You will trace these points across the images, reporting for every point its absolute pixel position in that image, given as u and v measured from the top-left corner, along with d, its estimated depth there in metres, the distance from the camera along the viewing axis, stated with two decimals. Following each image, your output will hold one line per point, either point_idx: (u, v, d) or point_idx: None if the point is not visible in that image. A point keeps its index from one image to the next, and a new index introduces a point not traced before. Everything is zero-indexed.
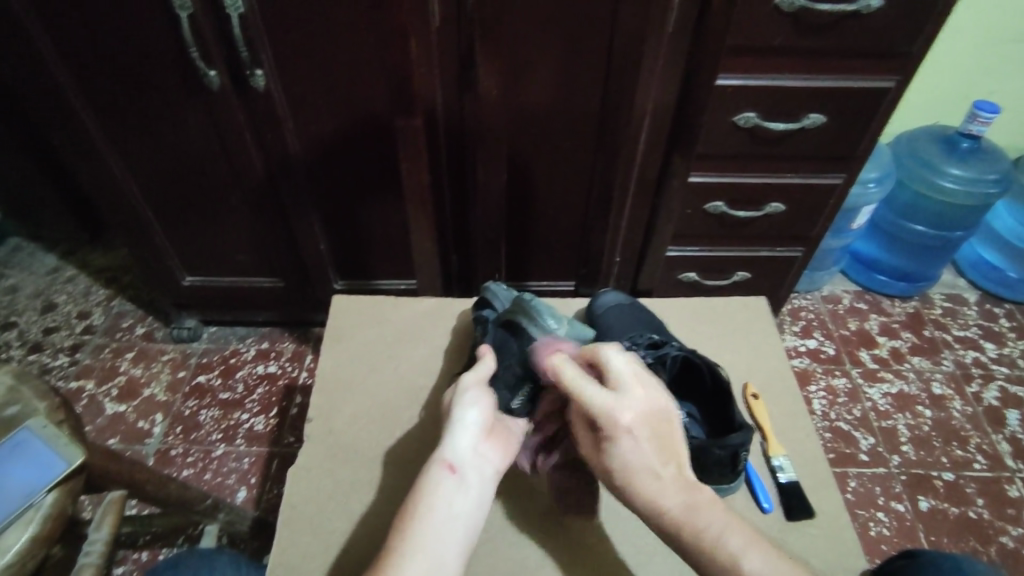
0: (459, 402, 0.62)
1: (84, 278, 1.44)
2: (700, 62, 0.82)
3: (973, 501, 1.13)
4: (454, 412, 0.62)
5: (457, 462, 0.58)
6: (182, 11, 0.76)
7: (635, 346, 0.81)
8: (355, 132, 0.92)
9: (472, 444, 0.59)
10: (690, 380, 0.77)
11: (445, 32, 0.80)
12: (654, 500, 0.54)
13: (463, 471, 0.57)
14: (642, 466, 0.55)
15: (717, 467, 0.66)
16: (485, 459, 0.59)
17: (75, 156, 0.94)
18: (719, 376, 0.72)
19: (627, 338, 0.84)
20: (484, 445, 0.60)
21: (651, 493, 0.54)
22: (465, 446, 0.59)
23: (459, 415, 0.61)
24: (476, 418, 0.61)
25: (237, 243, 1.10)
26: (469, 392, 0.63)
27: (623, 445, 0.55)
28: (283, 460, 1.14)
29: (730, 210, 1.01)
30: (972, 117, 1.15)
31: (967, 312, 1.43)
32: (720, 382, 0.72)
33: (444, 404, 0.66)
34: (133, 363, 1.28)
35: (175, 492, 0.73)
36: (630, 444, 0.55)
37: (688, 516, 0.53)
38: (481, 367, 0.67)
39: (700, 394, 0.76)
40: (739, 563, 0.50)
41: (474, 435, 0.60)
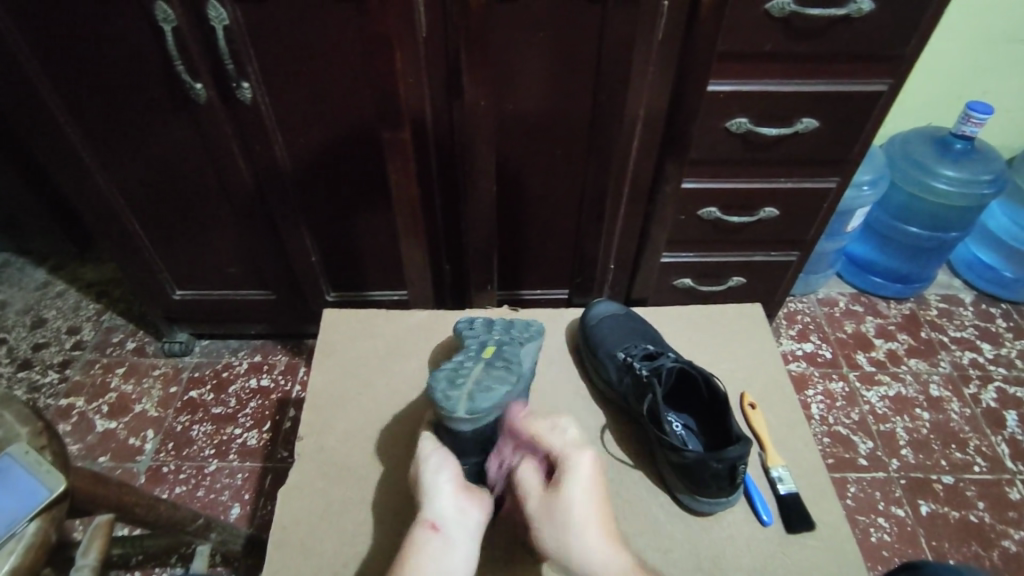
0: (427, 469, 0.63)
1: (74, 293, 1.42)
2: (691, 68, 0.81)
3: (973, 504, 1.12)
4: (423, 479, 0.62)
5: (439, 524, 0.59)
6: (166, 24, 0.75)
7: (630, 357, 0.80)
8: (345, 143, 0.91)
9: (450, 504, 0.60)
10: (687, 391, 0.76)
11: (433, 41, 0.79)
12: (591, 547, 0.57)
13: (447, 532, 0.59)
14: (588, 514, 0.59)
15: (715, 481, 0.65)
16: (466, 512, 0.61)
17: (61, 171, 0.93)
18: (716, 387, 0.71)
19: (622, 348, 0.83)
20: (462, 500, 0.61)
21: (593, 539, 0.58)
22: (444, 506, 0.60)
23: (430, 479, 0.62)
24: (448, 477, 0.62)
25: (228, 255, 1.09)
26: (431, 458, 0.64)
27: (576, 493, 0.60)
28: (277, 475, 1.13)
29: (724, 216, 1.00)
30: (964, 118, 1.15)
31: (964, 313, 1.43)
32: (716, 394, 0.71)
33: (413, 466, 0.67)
34: (124, 378, 1.27)
35: (166, 514, 0.71)
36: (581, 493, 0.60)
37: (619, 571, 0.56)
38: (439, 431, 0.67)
39: (696, 405, 0.75)
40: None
41: (451, 494, 0.61)
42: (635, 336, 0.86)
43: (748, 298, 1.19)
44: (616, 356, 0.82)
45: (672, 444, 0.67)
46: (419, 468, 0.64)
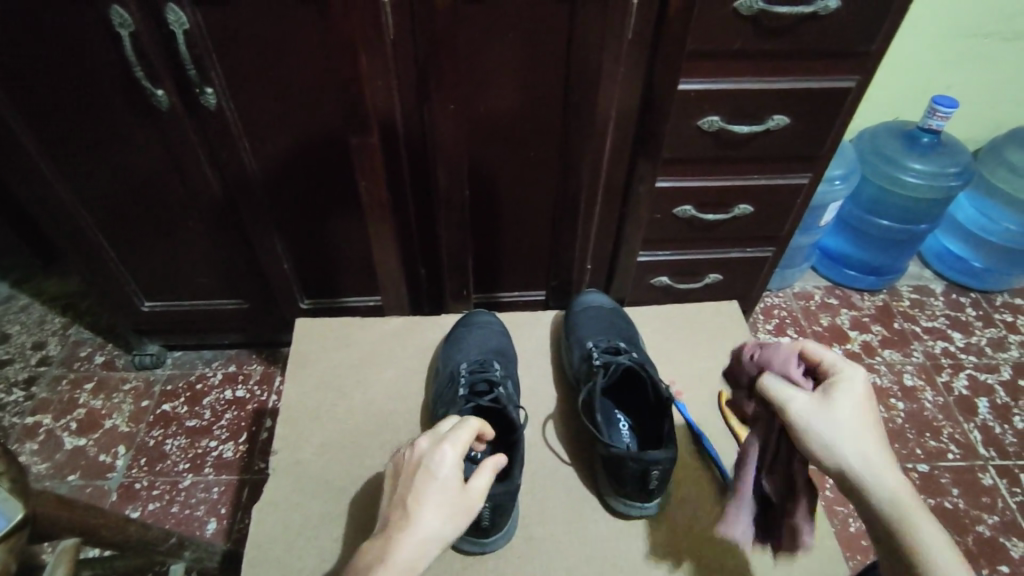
0: (429, 463, 0.54)
1: (39, 307, 1.38)
2: (662, 68, 0.81)
3: (948, 491, 1.14)
4: (419, 477, 0.53)
5: (429, 521, 0.50)
6: (123, 29, 0.73)
7: (594, 348, 0.81)
8: (314, 148, 0.89)
9: (432, 511, 0.51)
10: (638, 391, 0.77)
11: (401, 43, 0.77)
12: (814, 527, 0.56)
13: (434, 515, 0.50)
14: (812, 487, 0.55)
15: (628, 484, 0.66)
16: (448, 521, 0.50)
17: (16, 180, 0.89)
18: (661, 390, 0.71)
19: (591, 340, 0.84)
20: (452, 502, 0.51)
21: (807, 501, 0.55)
22: (429, 506, 0.51)
23: (429, 476, 0.53)
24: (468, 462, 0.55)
25: (198, 265, 1.07)
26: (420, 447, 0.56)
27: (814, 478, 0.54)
28: (254, 488, 1.11)
29: (699, 214, 1.01)
30: (930, 112, 1.16)
31: (934, 303, 1.46)
32: (660, 398, 0.72)
33: (437, 429, 0.59)
34: (93, 394, 1.23)
35: (136, 535, 0.69)
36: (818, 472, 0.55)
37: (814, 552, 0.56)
38: (454, 433, 0.56)
39: (644, 408, 0.76)
40: None
41: (448, 502, 0.51)
42: (611, 333, 0.85)
43: (724, 294, 1.20)
44: (583, 345, 0.83)
45: (598, 438, 0.69)
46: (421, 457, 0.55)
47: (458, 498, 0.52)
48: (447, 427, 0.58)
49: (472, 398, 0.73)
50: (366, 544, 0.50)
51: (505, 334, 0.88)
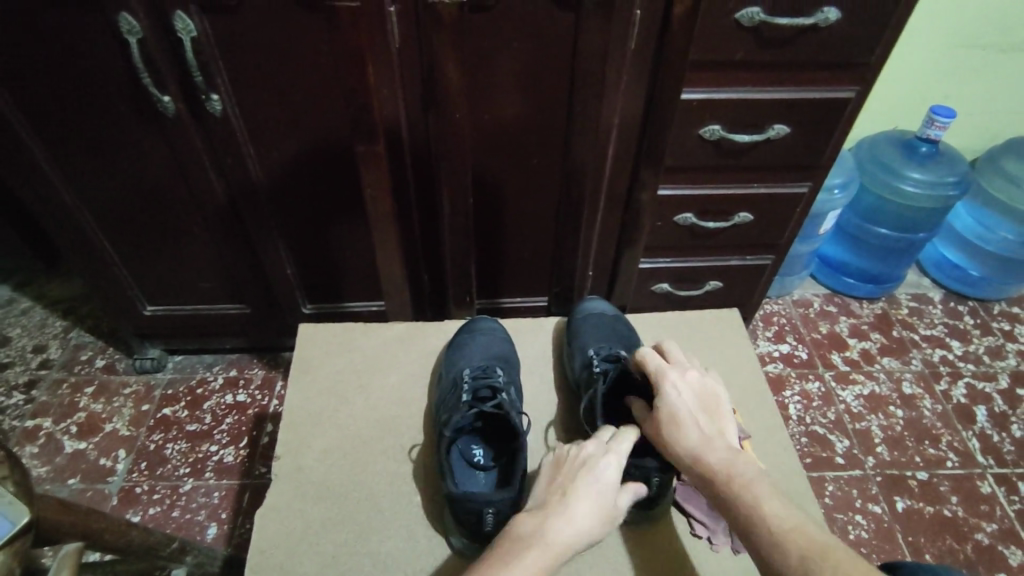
0: (586, 471, 0.61)
1: (40, 310, 1.38)
2: (664, 77, 0.82)
3: (946, 499, 1.14)
4: (577, 480, 0.61)
5: (575, 518, 0.57)
6: (131, 36, 0.73)
7: (596, 356, 0.82)
8: (318, 154, 0.90)
9: (585, 514, 0.58)
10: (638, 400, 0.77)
11: (406, 52, 0.78)
12: (763, 502, 0.55)
13: (580, 520, 0.57)
14: (725, 466, 0.58)
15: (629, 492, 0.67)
16: (590, 526, 0.58)
17: (20, 184, 0.90)
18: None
19: (594, 348, 0.84)
20: (598, 511, 0.59)
21: (735, 481, 0.57)
22: (580, 508, 0.58)
23: (584, 482, 0.60)
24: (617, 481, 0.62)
25: (201, 269, 1.07)
26: (594, 451, 0.63)
27: (715, 457, 0.59)
28: (255, 493, 1.11)
29: (700, 222, 1.02)
30: (928, 122, 1.17)
31: (933, 311, 1.46)
32: None
33: (592, 440, 0.65)
34: (94, 398, 1.23)
35: (138, 539, 0.69)
36: (718, 447, 0.60)
37: (795, 529, 0.52)
38: (622, 444, 0.64)
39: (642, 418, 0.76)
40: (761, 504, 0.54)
41: (597, 511, 0.58)
42: (614, 342, 0.86)
43: (724, 301, 1.21)
44: (585, 352, 0.83)
45: None
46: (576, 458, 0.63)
47: (605, 500, 0.59)
48: (605, 437, 0.66)
49: (475, 403, 0.73)
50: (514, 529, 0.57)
51: (508, 340, 0.89)
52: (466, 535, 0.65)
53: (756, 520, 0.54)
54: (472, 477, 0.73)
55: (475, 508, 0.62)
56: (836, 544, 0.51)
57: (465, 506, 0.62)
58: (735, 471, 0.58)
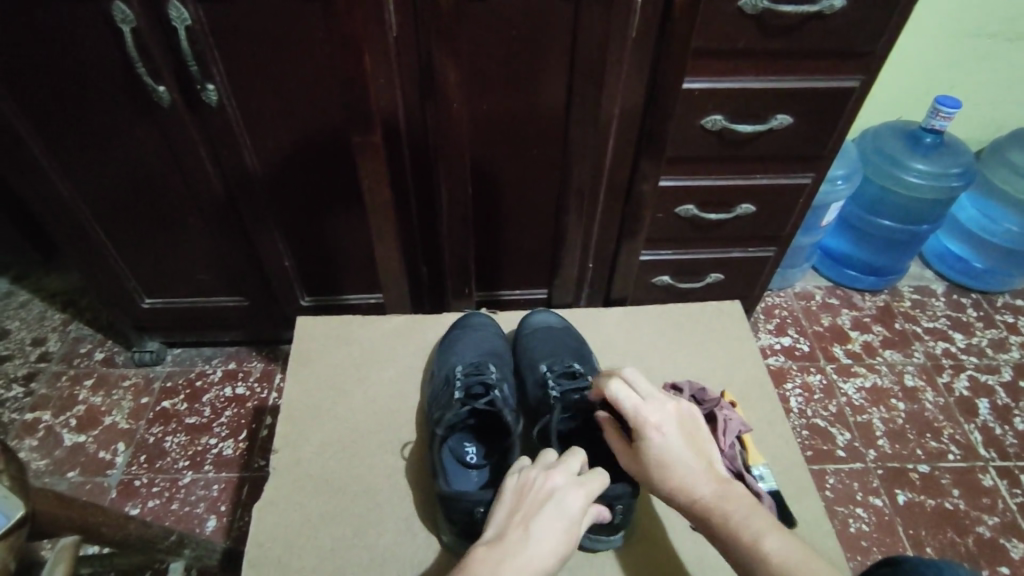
0: (554, 497, 0.56)
1: (39, 303, 1.38)
2: (666, 67, 0.81)
3: (948, 492, 1.14)
4: (544, 505, 0.55)
5: (544, 538, 0.53)
6: (125, 25, 0.72)
7: (549, 375, 0.79)
8: (315, 146, 0.89)
9: (551, 542, 0.53)
10: None
11: (404, 41, 0.77)
12: (764, 541, 0.53)
13: (544, 549, 0.52)
14: (719, 504, 0.56)
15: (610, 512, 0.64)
16: (554, 556, 0.52)
17: (16, 175, 0.89)
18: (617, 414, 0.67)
19: (545, 366, 0.81)
20: (563, 541, 0.53)
21: (732, 518, 0.54)
22: (546, 536, 0.53)
23: (552, 506, 0.55)
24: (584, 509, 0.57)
25: (199, 262, 1.06)
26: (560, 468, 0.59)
27: (710, 495, 0.56)
28: (254, 485, 1.10)
29: (701, 214, 1.01)
30: (933, 112, 1.16)
31: (936, 304, 1.45)
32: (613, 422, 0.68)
33: (562, 461, 0.60)
34: (93, 390, 1.23)
35: (136, 532, 0.68)
36: (710, 482, 0.57)
37: (798, 564, 0.51)
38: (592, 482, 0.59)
39: None
40: (760, 544, 0.52)
41: (562, 540, 0.53)
42: (566, 352, 0.82)
43: (726, 293, 1.20)
44: (538, 373, 0.81)
45: None
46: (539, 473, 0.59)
47: (572, 517, 0.55)
48: (574, 463, 0.60)
49: (469, 400, 0.72)
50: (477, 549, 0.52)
51: (499, 336, 0.88)
52: (459, 534, 0.63)
53: (756, 560, 0.52)
54: (465, 476, 0.70)
55: (466, 505, 0.61)
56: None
57: (456, 505, 0.61)
58: (729, 510, 0.55)
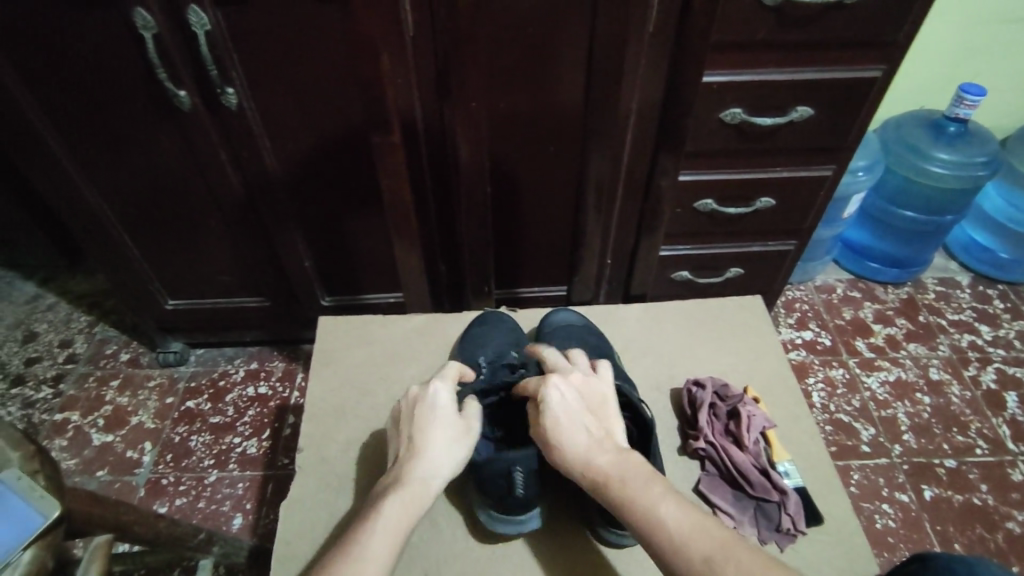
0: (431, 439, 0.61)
1: (65, 305, 1.41)
2: (685, 60, 0.80)
3: (976, 487, 1.12)
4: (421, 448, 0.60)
5: (427, 476, 0.58)
6: (146, 31, 0.73)
7: None
8: (334, 146, 0.89)
9: (426, 481, 0.58)
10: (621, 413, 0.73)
11: (420, 41, 0.77)
12: (659, 505, 0.51)
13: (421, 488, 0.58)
14: (616, 472, 0.55)
15: None
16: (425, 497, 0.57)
17: (43, 181, 0.91)
18: (640, 411, 0.66)
19: None
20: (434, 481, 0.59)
21: (625, 485, 0.53)
22: (422, 477, 0.58)
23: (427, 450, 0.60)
24: (457, 447, 0.61)
25: (220, 263, 1.08)
26: (443, 403, 0.63)
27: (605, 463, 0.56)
28: (279, 483, 1.12)
29: (721, 208, 1.00)
30: (957, 101, 1.14)
31: (961, 296, 1.43)
32: (640, 420, 0.67)
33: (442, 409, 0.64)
34: (119, 391, 1.25)
35: (166, 530, 0.70)
36: (607, 453, 0.57)
37: (691, 529, 0.50)
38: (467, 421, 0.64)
39: None
40: (654, 509, 0.51)
41: (433, 479, 0.59)
42: (587, 351, 0.82)
43: (746, 288, 1.19)
44: None
45: None
46: (421, 404, 0.64)
47: (453, 453, 0.61)
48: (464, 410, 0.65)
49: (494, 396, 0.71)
50: (370, 500, 0.58)
51: (517, 336, 0.88)
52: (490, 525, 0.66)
53: (651, 524, 0.51)
54: None
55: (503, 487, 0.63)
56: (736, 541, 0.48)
57: (492, 467, 0.63)
58: (623, 478, 0.54)
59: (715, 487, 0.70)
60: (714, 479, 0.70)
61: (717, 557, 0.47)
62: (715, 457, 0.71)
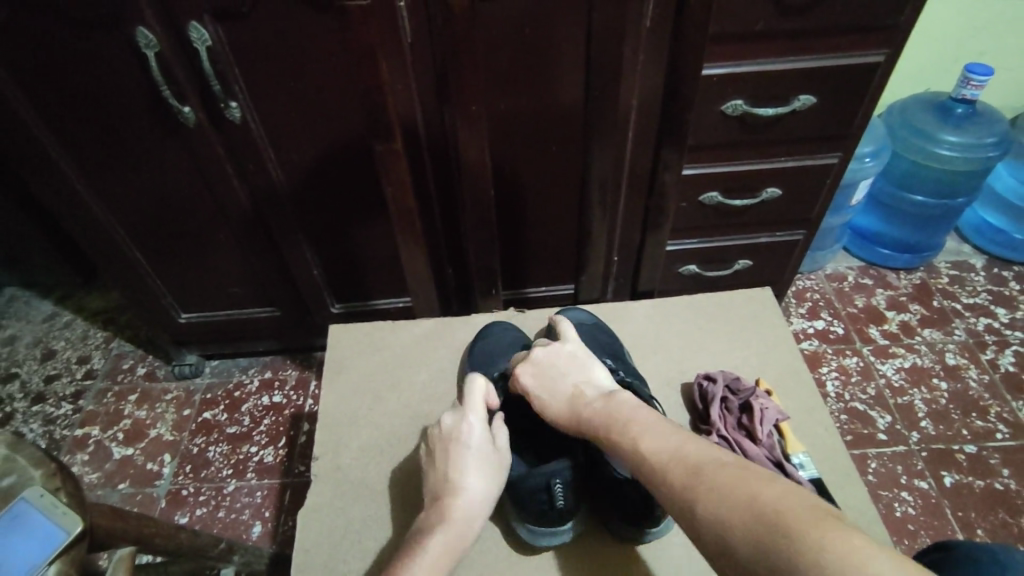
0: (468, 479, 0.62)
1: (81, 322, 1.43)
2: (684, 54, 0.80)
3: (997, 472, 1.10)
4: (460, 488, 0.62)
5: (469, 511, 0.61)
6: (149, 49, 0.74)
7: None
8: (338, 155, 0.90)
9: (464, 524, 0.60)
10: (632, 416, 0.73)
11: (419, 47, 0.77)
12: (640, 439, 0.53)
13: (458, 531, 0.59)
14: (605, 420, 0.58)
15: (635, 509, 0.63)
16: (464, 540, 0.59)
17: (55, 201, 0.92)
18: (654, 412, 0.68)
19: None
20: (472, 525, 0.61)
21: (613, 430, 0.56)
22: (461, 522, 0.60)
23: (466, 491, 0.62)
24: (492, 489, 0.63)
25: (231, 275, 1.09)
26: (474, 435, 0.65)
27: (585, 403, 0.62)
28: (296, 490, 1.13)
29: (726, 200, 0.99)
30: (963, 81, 1.12)
31: (975, 279, 1.41)
32: (653, 420, 0.68)
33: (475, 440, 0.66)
34: (137, 405, 1.27)
35: (187, 541, 0.71)
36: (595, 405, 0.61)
37: (669, 458, 0.50)
38: (504, 460, 0.65)
39: None
40: (637, 446, 0.53)
41: (471, 521, 0.60)
42: (597, 350, 0.82)
43: (754, 279, 1.18)
44: None
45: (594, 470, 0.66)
46: (454, 438, 0.66)
47: (492, 484, 0.63)
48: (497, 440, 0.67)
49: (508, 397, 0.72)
50: (410, 534, 0.60)
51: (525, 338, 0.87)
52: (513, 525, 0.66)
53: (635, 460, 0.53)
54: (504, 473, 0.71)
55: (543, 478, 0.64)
56: (713, 461, 0.48)
57: (531, 482, 0.64)
58: (609, 425, 0.58)
59: None
60: (729, 471, 0.70)
61: (692, 479, 0.47)
62: (728, 449, 0.71)
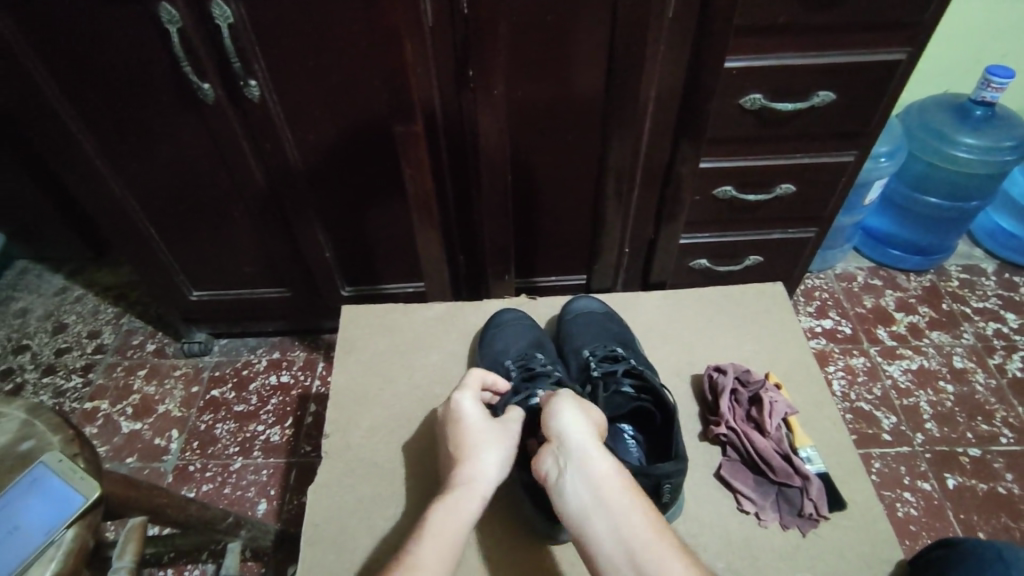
0: (470, 451, 0.63)
1: (93, 297, 1.44)
2: (706, 46, 0.79)
3: (1001, 476, 1.10)
4: (463, 461, 0.62)
5: (471, 480, 0.61)
6: (172, 25, 0.74)
7: (591, 357, 0.80)
8: (354, 137, 0.90)
9: (470, 493, 0.60)
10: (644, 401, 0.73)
11: (441, 31, 0.77)
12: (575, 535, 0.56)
13: (465, 501, 0.59)
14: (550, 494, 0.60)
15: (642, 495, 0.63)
16: (473, 507, 0.59)
17: (72, 174, 0.93)
18: (665, 401, 0.68)
19: (588, 350, 0.82)
20: (478, 491, 0.60)
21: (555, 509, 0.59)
22: (464, 491, 0.60)
23: (468, 462, 0.62)
24: (496, 457, 0.63)
25: (243, 253, 1.09)
26: (471, 411, 0.66)
27: (575, 445, 0.60)
28: (302, 470, 1.14)
29: (740, 194, 0.99)
30: (984, 83, 1.11)
31: (986, 283, 1.40)
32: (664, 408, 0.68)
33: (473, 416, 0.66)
34: (146, 380, 1.28)
35: (196, 514, 0.71)
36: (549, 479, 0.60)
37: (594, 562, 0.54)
38: (507, 430, 0.65)
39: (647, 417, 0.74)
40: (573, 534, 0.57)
41: (476, 488, 0.60)
42: (608, 338, 0.83)
43: (765, 275, 1.18)
44: (581, 355, 0.82)
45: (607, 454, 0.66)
46: (452, 416, 0.67)
47: (496, 454, 0.63)
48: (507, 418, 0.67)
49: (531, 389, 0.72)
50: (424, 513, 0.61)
51: (535, 325, 0.88)
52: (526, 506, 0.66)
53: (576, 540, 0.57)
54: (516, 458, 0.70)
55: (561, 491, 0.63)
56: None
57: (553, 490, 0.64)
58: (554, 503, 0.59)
59: (737, 471, 0.70)
60: (736, 463, 0.71)
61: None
62: (736, 440, 0.71)
